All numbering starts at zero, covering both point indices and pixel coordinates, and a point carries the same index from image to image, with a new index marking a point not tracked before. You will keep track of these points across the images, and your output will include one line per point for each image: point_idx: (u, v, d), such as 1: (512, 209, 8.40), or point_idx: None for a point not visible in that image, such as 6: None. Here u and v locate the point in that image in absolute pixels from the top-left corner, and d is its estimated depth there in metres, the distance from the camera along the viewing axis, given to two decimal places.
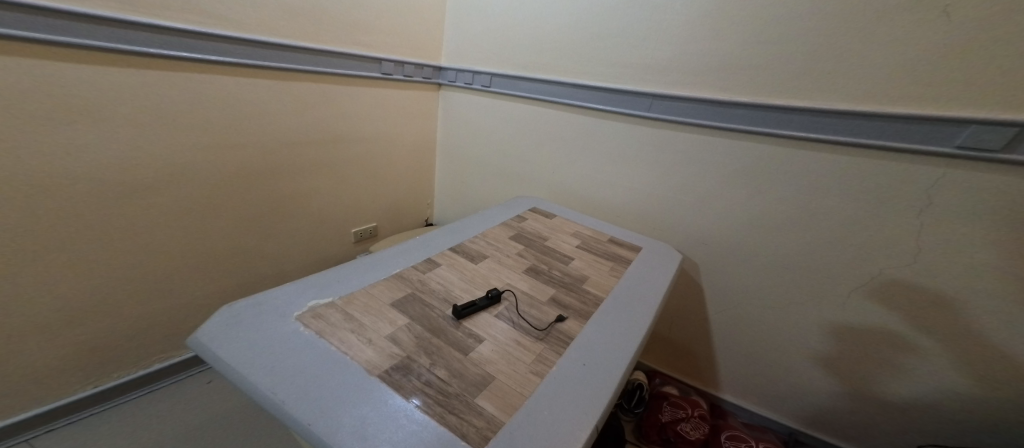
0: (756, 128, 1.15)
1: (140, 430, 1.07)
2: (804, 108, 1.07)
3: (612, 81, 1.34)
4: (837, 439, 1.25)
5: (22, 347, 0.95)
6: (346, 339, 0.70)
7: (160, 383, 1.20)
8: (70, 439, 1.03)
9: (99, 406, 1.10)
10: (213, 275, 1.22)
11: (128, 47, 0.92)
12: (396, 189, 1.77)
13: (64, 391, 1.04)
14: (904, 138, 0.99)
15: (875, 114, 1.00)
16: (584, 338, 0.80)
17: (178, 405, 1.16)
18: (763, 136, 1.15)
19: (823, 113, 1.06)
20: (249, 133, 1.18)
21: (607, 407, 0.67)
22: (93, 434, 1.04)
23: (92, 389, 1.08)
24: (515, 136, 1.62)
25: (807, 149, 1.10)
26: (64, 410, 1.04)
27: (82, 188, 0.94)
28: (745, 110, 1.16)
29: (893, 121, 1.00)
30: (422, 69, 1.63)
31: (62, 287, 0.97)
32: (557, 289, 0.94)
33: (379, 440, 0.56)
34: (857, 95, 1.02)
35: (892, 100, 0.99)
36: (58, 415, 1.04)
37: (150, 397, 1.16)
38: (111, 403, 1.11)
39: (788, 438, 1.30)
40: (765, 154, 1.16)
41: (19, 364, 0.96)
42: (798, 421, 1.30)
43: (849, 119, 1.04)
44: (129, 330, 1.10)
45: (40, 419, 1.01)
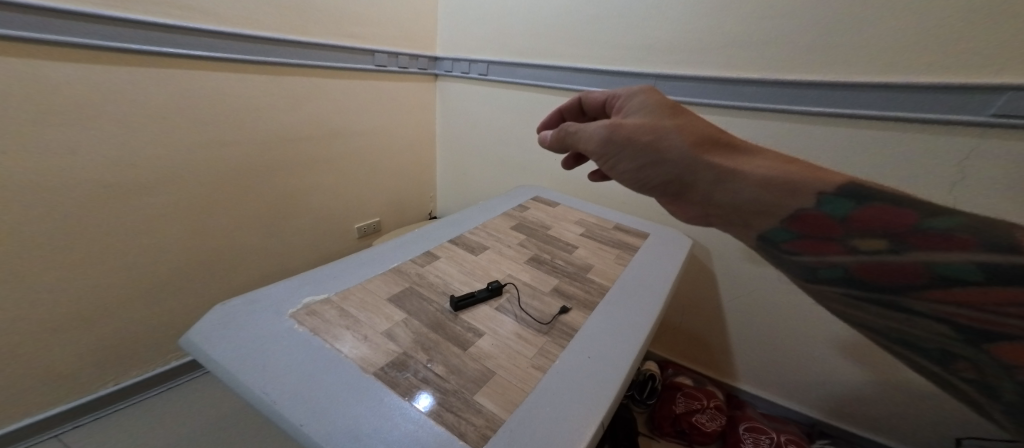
0: (779, 106, 1.09)
1: (164, 425, 1.16)
2: (819, 82, 1.02)
3: (610, 63, 1.32)
4: (862, 429, 1.21)
5: (53, 348, 1.02)
6: (340, 336, 0.68)
7: (177, 380, 1.29)
8: (97, 432, 1.11)
9: (122, 403, 1.18)
10: (229, 267, 1.31)
11: (117, 43, 0.93)
12: (398, 183, 1.82)
13: (88, 389, 1.11)
14: (931, 108, 0.93)
15: (893, 85, 0.95)
16: (589, 330, 0.76)
17: (199, 401, 1.25)
18: (775, 113, 1.10)
19: (839, 86, 1.01)
20: (253, 127, 1.23)
21: (614, 401, 0.62)
22: (115, 429, 1.12)
23: (113, 386, 1.16)
24: (516, 126, 1.62)
25: (824, 124, 1.05)
26: (121, 393, 1.17)
27: (106, 189, 0.99)
28: (754, 87, 1.12)
29: (913, 90, 0.94)
30: (417, 60, 1.66)
31: (93, 278, 1.03)
32: (561, 279, 0.91)
33: (373, 439, 0.53)
34: (872, 66, 0.97)
35: (911, 71, 0.93)
36: (86, 411, 1.12)
37: (168, 394, 1.25)
38: (134, 399, 1.20)
39: (811, 429, 1.27)
40: (785, 130, 1.10)
41: (52, 363, 1.03)
42: (820, 412, 1.27)
43: (866, 92, 0.99)
44: (159, 317, 1.19)
45: (69, 415, 1.09)
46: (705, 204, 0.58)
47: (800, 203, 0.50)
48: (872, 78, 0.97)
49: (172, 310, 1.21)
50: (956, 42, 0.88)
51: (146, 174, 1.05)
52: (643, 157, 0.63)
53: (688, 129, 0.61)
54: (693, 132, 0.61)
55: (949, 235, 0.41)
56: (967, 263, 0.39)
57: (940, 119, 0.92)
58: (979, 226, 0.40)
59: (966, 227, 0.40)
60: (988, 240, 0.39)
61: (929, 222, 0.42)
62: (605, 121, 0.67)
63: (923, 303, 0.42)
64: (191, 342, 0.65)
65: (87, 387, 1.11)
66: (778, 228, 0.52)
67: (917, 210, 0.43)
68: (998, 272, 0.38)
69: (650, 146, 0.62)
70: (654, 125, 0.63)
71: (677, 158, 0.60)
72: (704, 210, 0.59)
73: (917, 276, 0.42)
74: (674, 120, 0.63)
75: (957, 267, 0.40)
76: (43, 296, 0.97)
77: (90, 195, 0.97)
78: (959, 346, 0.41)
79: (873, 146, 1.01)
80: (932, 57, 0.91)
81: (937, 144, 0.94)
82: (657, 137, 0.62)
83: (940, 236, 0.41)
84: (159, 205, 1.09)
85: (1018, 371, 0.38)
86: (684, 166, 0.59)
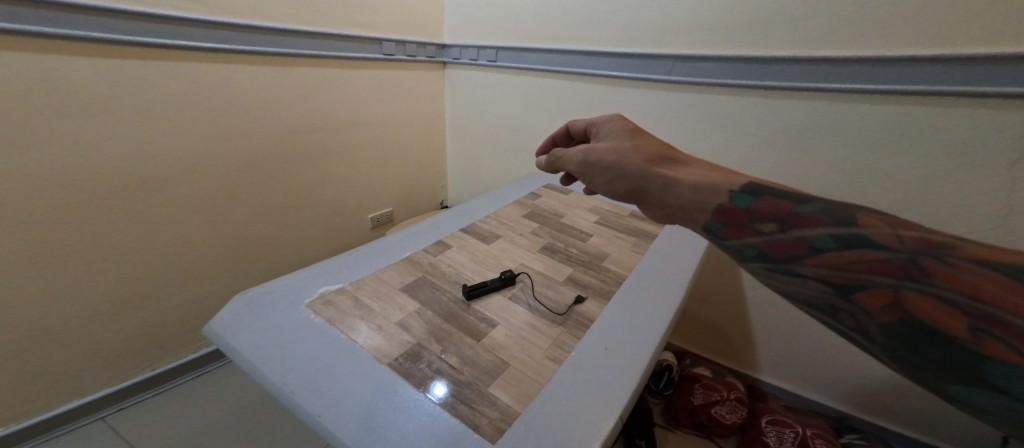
0: (810, 84, 1.03)
1: (195, 411, 1.20)
2: (852, 58, 0.97)
3: (624, 45, 1.27)
4: (892, 422, 1.17)
5: (87, 338, 1.06)
6: (355, 326, 0.68)
7: (208, 367, 1.34)
8: (135, 417, 1.15)
9: (157, 389, 1.23)
10: (249, 258, 1.33)
11: (129, 36, 0.93)
12: (408, 173, 1.82)
13: (124, 376, 1.16)
14: (973, 82, 0.87)
15: (932, 58, 0.89)
16: (605, 320, 0.74)
17: (227, 388, 1.29)
18: (802, 92, 1.05)
19: (873, 61, 0.95)
20: (264, 119, 1.23)
21: (633, 394, 0.60)
22: (151, 415, 1.17)
23: (151, 371, 1.21)
24: (527, 113, 1.59)
25: (854, 102, 1.00)
26: (154, 380, 1.22)
27: (126, 183, 1.01)
28: (779, 66, 1.06)
29: (953, 64, 0.88)
30: (425, 48, 1.63)
31: (117, 270, 1.05)
32: (575, 268, 0.89)
33: (389, 432, 0.52)
34: (908, 40, 0.91)
35: (951, 43, 0.87)
36: (126, 396, 1.17)
37: (200, 380, 1.31)
38: (168, 385, 1.25)
39: (839, 423, 1.23)
40: (811, 111, 1.06)
41: (86, 353, 1.07)
42: (847, 405, 1.23)
43: (902, 66, 0.93)
44: (183, 308, 1.22)
45: (109, 400, 1.14)
46: (664, 210, 0.57)
47: (719, 199, 0.51)
48: (908, 52, 0.91)
49: (195, 301, 1.24)
50: (1002, 11, 0.82)
51: (163, 168, 1.06)
52: (613, 176, 0.64)
53: (643, 148, 0.64)
54: (646, 150, 0.63)
55: (815, 215, 0.43)
56: (827, 234, 0.41)
57: (988, 91, 0.86)
58: (838, 210, 0.42)
59: (828, 211, 0.43)
60: (843, 218, 0.41)
61: (800, 208, 0.45)
62: (583, 146, 0.68)
63: (803, 268, 0.42)
64: (213, 331, 0.66)
65: (118, 376, 1.15)
66: (707, 221, 0.51)
67: (795, 201, 0.46)
68: (851, 239, 0.39)
69: (613, 164, 0.64)
70: (616, 146, 0.65)
71: (633, 170, 0.61)
72: (665, 217, 0.58)
73: (798, 248, 0.43)
74: (633, 141, 0.66)
75: (822, 237, 0.41)
76: (71, 288, 0.99)
77: (111, 189, 0.99)
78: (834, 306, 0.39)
79: (906, 126, 0.96)
80: (975, 29, 0.85)
81: (981, 122, 0.88)
82: (620, 155, 0.63)
83: (808, 216, 0.43)
84: (178, 199, 1.11)
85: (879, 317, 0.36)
86: (637, 177, 0.61)
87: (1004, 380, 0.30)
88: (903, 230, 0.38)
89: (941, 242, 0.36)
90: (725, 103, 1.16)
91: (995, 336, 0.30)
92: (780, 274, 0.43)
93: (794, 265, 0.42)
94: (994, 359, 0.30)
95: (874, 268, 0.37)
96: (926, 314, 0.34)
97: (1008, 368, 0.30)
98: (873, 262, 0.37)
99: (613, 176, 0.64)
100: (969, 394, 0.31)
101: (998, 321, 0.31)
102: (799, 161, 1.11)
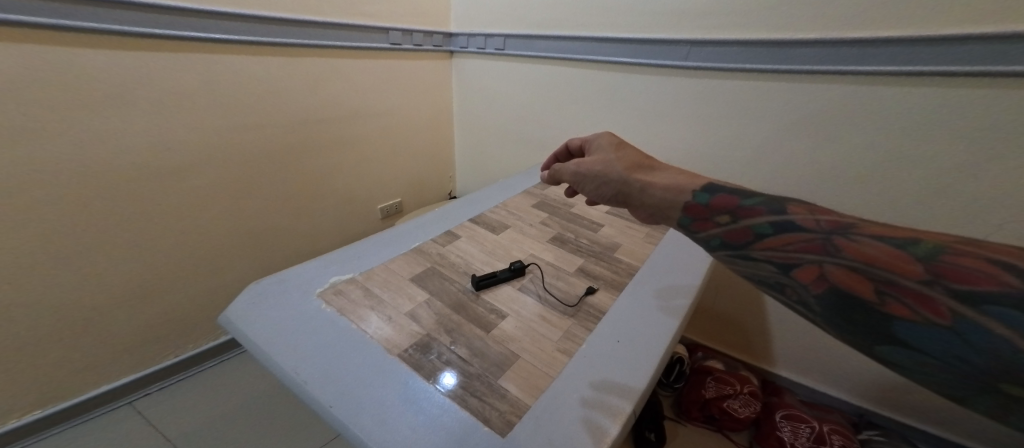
0: (839, 67, 0.97)
1: (214, 399, 1.23)
2: (884, 39, 0.90)
3: (637, 31, 1.24)
4: (913, 418, 1.15)
5: (107, 329, 1.08)
6: (365, 316, 0.68)
7: (228, 354, 1.38)
8: (158, 403, 1.19)
9: (178, 376, 1.27)
10: (261, 248, 1.34)
11: (138, 28, 0.92)
12: (417, 163, 1.81)
13: (146, 364, 1.19)
14: (1015, 62, 0.81)
15: (972, 37, 0.83)
16: (617, 312, 0.73)
17: (244, 376, 1.32)
18: (828, 76, 0.99)
19: (907, 41, 0.89)
20: (272, 110, 1.22)
21: (646, 387, 0.59)
22: (173, 402, 1.20)
23: (174, 358, 1.25)
24: (537, 102, 1.57)
25: (887, 85, 0.93)
26: (174, 368, 1.25)
27: (138, 176, 1.01)
28: (805, 49, 1.00)
29: (995, 42, 0.82)
30: (431, 36, 1.61)
31: (132, 262, 1.07)
32: (586, 259, 0.88)
33: (399, 423, 0.52)
34: (945, 18, 0.85)
35: (993, 21, 0.81)
36: (149, 383, 1.21)
37: (220, 367, 1.34)
38: (189, 372, 1.29)
39: (858, 419, 1.20)
40: (837, 96, 0.99)
41: (105, 343, 1.09)
42: (866, 401, 1.20)
43: (939, 46, 0.86)
44: (198, 298, 1.24)
45: (132, 386, 1.17)
46: (647, 211, 0.59)
47: (682, 198, 0.53)
48: (946, 31, 0.85)
49: (210, 291, 1.26)
50: None
51: (174, 161, 1.06)
52: (601, 187, 0.67)
53: (625, 156, 0.66)
54: (627, 158, 0.66)
55: (754, 205, 0.47)
56: (764, 220, 0.44)
57: None
58: (773, 199, 0.46)
59: (766, 201, 0.46)
60: (776, 206, 0.45)
61: (745, 200, 0.48)
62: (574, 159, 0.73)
63: (747, 253, 0.45)
64: (228, 320, 0.66)
65: (137, 365, 1.17)
66: (678, 218, 0.53)
67: (740, 194, 0.49)
68: (783, 224, 0.43)
69: (596, 173, 0.67)
70: (601, 156, 0.68)
71: (615, 177, 0.63)
72: (649, 219, 0.60)
73: (742, 236, 0.46)
74: (617, 151, 0.68)
75: (759, 223, 0.45)
76: (89, 280, 1.01)
77: (124, 182, 1.00)
78: (774, 284, 0.42)
79: (942, 113, 0.89)
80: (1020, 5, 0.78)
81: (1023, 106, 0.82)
82: (604, 165, 0.66)
83: (749, 207, 0.47)
84: (191, 191, 1.11)
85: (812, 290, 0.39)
86: (618, 182, 0.63)
87: (910, 338, 0.33)
88: (822, 214, 0.42)
89: (852, 222, 0.40)
90: (742, 89, 1.12)
91: (898, 299, 0.34)
92: (729, 259, 0.47)
93: (740, 251, 0.46)
94: (900, 318, 0.34)
95: (800, 247, 0.41)
96: (843, 283, 0.37)
97: (911, 326, 0.33)
98: (802, 243, 0.41)
99: (601, 187, 0.67)
100: (891, 354, 0.35)
101: (898, 285, 0.34)
102: (822, 150, 1.06)
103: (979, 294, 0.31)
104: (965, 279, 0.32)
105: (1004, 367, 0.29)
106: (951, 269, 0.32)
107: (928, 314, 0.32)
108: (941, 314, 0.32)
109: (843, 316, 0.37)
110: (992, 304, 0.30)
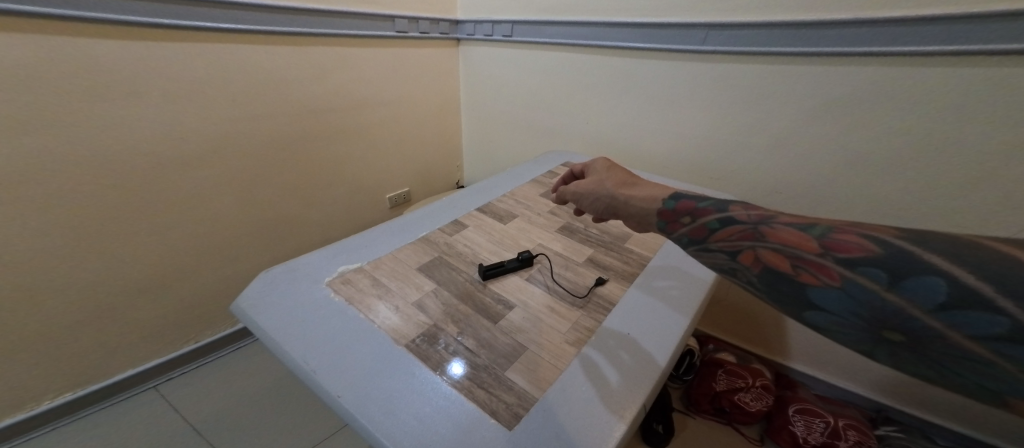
0: (867, 48, 0.92)
1: (232, 385, 1.25)
2: (916, 18, 0.86)
3: (649, 14, 1.20)
4: (933, 415, 1.12)
5: (125, 317, 1.10)
6: (372, 306, 0.68)
7: (244, 341, 1.40)
8: (177, 389, 1.22)
9: (196, 362, 1.29)
10: (273, 238, 1.35)
11: (146, 18, 0.92)
12: (425, 152, 1.80)
13: (163, 351, 1.21)
14: None
15: (1010, 13, 0.78)
16: (627, 304, 0.72)
17: (259, 362, 1.34)
18: (854, 58, 0.95)
19: (940, 19, 0.84)
20: (280, 100, 1.22)
21: (657, 381, 0.58)
22: (191, 388, 1.23)
23: (192, 345, 1.27)
24: (547, 89, 1.54)
25: (917, 67, 0.89)
26: (191, 355, 1.27)
27: (149, 166, 1.02)
28: (828, 31, 0.96)
29: None
30: (438, 24, 1.58)
31: (147, 252, 1.08)
32: (596, 249, 0.86)
33: (406, 414, 0.52)
34: None
35: None
36: (168, 368, 1.23)
37: (237, 353, 1.37)
38: (207, 359, 1.31)
39: (875, 415, 1.18)
40: (863, 80, 0.95)
41: (122, 330, 1.11)
42: (885, 396, 1.17)
43: (975, 25, 0.82)
44: (211, 288, 1.25)
45: (152, 372, 1.20)
46: (635, 220, 0.62)
47: (655, 205, 0.59)
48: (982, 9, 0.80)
49: (223, 280, 1.27)
50: None
51: (185, 151, 1.06)
52: (594, 205, 0.71)
53: (614, 176, 0.72)
54: (616, 178, 0.71)
55: (707, 206, 0.54)
56: (714, 218, 0.52)
57: None
58: (721, 201, 0.54)
59: (716, 202, 0.54)
60: (723, 206, 0.52)
61: (700, 201, 0.55)
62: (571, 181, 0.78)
63: (706, 246, 0.51)
64: (239, 308, 0.66)
65: (154, 353, 1.20)
66: (655, 223, 0.59)
67: (697, 197, 0.56)
68: (727, 220, 0.50)
69: (588, 191, 0.72)
70: (593, 177, 0.73)
71: (604, 192, 0.68)
72: (639, 227, 0.63)
73: (699, 231, 0.52)
74: (609, 173, 0.74)
75: (710, 220, 0.52)
76: (105, 269, 1.03)
77: (135, 172, 1.00)
78: (726, 270, 0.48)
79: (973, 98, 0.85)
80: None
81: None
82: (596, 184, 0.71)
83: (702, 207, 0.54)
84: (201, 182, 1.12)
85: (752, 271, 0.45)
86: (607, 197, 0.68)
87: (820, 301, 0.39)
88: (755, 210, 0.49)
89: (775, 214, 0.47)
90: (761, 74, 1.08)
91: (806, 269, 0.40)
92: (691, 251, 0.53)
93: (699, 244, 0.52)
94: (810, 285, 0.40)
95: (737, 236, 0.48)
96: (770, 262, 0.44)
97: (818, 291, 0.39)
98: (741, 233, 0.48)
99: (594, 205, 0.71)
100: (814, 317, 0.40)
101: (804, 259, 0.41)
102: (844, 137, 1.01)
103: (856, 260, 0.38)
104: (846, 249, 0.39)
105: (882, 315, 0.36)
106: (836, 243, 0.40)
107: (825, 279, 0.39)
108: (835, 278, 0.38)
109: (773, 288, 0.43)
110: (863, 266, 0.37)
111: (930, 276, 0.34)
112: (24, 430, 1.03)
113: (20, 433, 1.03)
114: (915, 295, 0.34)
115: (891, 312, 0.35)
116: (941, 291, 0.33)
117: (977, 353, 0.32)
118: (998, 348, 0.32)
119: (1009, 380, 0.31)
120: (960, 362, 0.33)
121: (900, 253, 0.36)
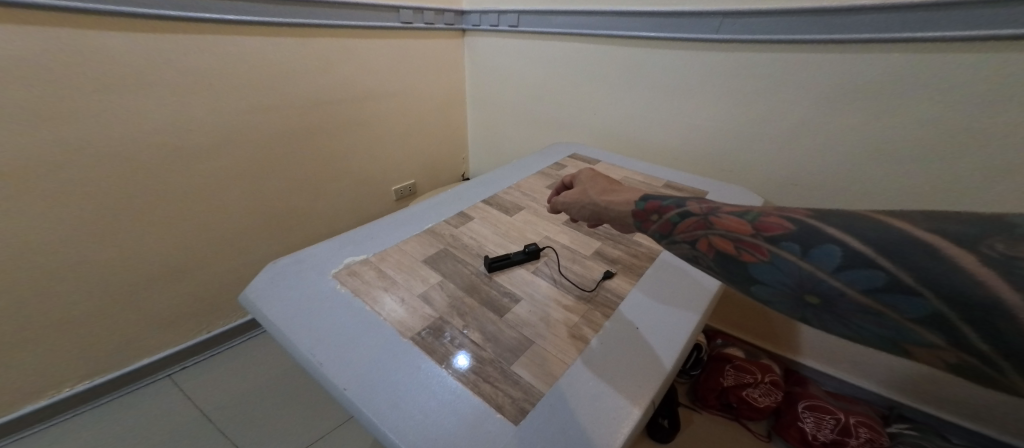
0: (886, 36, 0.90)
1: (243, 374, 1.27)
2: (938, 4, 0.83)
3: (660, 4, 1.17)
4: (947, 412, 1.10)
5: (137, 307, 1.12)
6: (378, 298, 0.68)
7: (256, 331, 1.42)
8: (189, 378, 1.24)
9: (210, 351, 1.32)
10: (281, 229, 1.36)
11: (153, 10, 0.91)
12: (431, 144, 1.80)
13: (174, 341, 1.23)
14: None
15: None
16: (634, 298, 0.71)
17: (270, 352, 1.36)
18: (872, 46, 0.92)
19: (964, 5, 0.81)
20: (286, 91, 1.21)
21: (665, 378, 0.57)
22: (203, 377, 1.25)
23: (203, 335, 1.29)
24: (554, 80, 1.52)
25: (938, 56, 0.86)
26: (203, 345, 1.30)
27: (158, 158, 1.02)
28: (845, 18, 0.93)
29: None
30: (443, 15, 1.57)
31: (157, 244, 1.09)
32: (603, 242, 0.85)
33: (412, 407, 0.52)
34: None
35: None
36: (181, 357, 1.26)
37: (249, 343, 1.39)
38: (219, 348, 1.34)
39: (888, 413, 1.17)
40: (879, 70, 0.93)
41: (135, 320, 1.13)
42: (898, 394, 1.16)
43: (1000, 11, 0.79)
44: (220, 279, 1.26)
45: (165, 361, 1.22)
46: (619, 223, 0.64)
47: (630, 208, 0.61)
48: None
49: (232, 271, 1.28)
50: None
51: (193, 144, 1.07)
52: (580, 213, 0.73)
53: (598, 185, 0.73)
54: (599, 186, 0.72)
55: (670, 203, 0.55)
56: (675, 213, 0.53)
57: None
58: (681, 197, 0.55)
59: (678, 199, 0.55)
60: (683, 201, 0.54)
61: (665, 200, 0.56)
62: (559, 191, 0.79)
63: (672, 239, 0.52)
64: (247, 299, 0.67)
65: (166, 343, 1.22)
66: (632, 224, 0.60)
67: (662, 197, 0.58)
68: (684, 213, 0.52)
69: (574, 201, 0.73)
70: (579, 187, 0.75)
71: (588, 201, 0.70)
72: (624, 230, 0.64)
73: (666, 227, 0.54)
74: (593, 182, 0.75)
75: (673, 215, 0.53)
76: (117, 260, 1.04)
77: (144, 164, 1.01)
78: (691, 259, 0.50)
79: (996, 88, 0.83)
80: None
81: None
82: (580, 193, 0.72)
83: (667, 205, 0.55)
84: (210, 174, 1.12)
85: (707, 256, 0.47)
86: (592, 205, 0.69)
87: (759, 276, 0.42)
88: (704, 203, 0.52)
89: (719, 204, 0.50)
90: (774, 64, 1.05)
91: (745, 249, 0.43)
92: (662, 244, 0.54)
93: (668, 238, 0.53)
94: (750, 263, 0.43)
95: (692, 226, 0.50)
96: (719, 247, 0.46)
97: (756, 267, 0.42)
98: (694, 224, 0.50)
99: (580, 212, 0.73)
100: (758, 292, 0.43)
101: (743, 240, 0.44)
102: (858, 129, 0.99)
103: (777, 236, 0.41)
104: (772, 228, 0.42)
105: (801, 280, 0.39)
106: (765, 223, 0.43)
107: (760, 256, 0.42)
108: (766, 253, 0.41)
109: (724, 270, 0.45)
110: (785, 241, 0.40)
111: (827, 244, 0.37)
112: (44, 417, 1.06)
113: (41, 420, 1.06)
114: (820, 260, 0.38)
115: (806, 278, 0.38)
116: (837, 254, 0.37)
117: (872, 306, 0.35)
118: (888, 300, 0.34)
119: (898, 327, 0.34)
120: (864, 316, 0.35)
121: (808, 228, 0.40)
